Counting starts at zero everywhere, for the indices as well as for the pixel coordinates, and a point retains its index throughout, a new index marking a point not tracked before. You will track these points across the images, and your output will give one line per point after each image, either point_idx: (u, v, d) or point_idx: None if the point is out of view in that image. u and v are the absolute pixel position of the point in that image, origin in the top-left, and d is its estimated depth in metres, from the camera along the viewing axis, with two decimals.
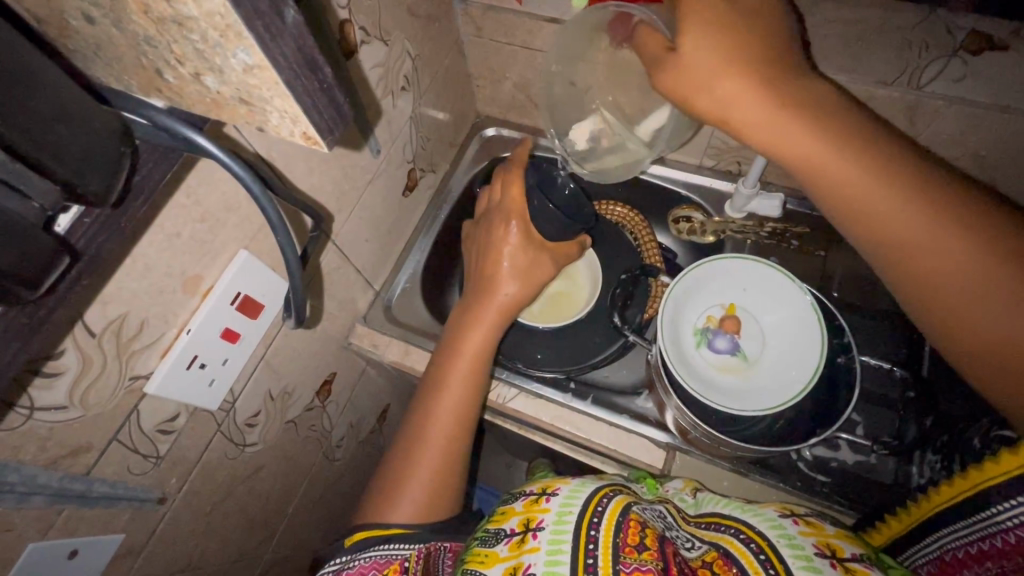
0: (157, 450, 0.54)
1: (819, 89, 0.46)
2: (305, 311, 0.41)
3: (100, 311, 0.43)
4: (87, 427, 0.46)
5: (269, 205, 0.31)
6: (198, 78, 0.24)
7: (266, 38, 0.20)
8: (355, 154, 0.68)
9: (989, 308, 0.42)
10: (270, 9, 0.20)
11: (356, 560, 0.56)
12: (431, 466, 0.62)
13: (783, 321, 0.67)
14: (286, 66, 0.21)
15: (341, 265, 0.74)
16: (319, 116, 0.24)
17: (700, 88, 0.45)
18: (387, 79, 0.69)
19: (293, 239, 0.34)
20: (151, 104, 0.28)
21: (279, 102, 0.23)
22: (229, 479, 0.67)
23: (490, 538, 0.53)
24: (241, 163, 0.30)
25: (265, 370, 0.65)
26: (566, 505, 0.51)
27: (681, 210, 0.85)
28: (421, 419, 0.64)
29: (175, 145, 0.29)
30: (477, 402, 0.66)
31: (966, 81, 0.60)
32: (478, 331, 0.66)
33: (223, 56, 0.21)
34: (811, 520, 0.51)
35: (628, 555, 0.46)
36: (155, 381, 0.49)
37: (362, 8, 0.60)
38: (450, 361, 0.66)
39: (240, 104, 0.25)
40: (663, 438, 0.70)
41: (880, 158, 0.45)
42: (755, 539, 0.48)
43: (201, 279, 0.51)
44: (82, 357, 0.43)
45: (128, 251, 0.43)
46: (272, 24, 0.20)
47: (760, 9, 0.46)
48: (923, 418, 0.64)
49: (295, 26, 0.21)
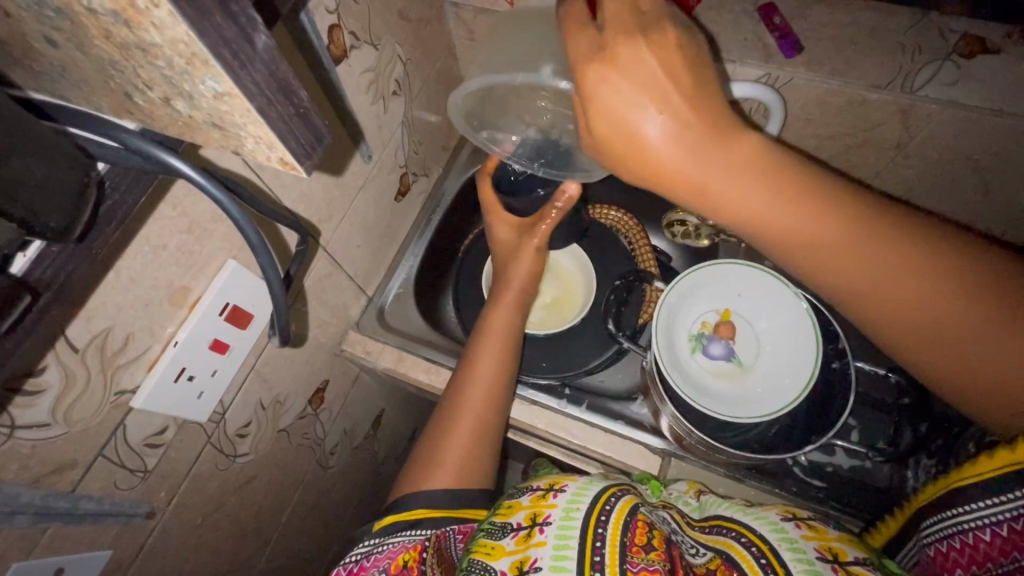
0: (145, 465, 0.53)
1: (757, 138, 0.39)
2: (289, 329, 0.40)
3: (84, 326, 0.42)
4: (71, 443, 0.45)
5: (249, 228, 0.30)
6: (168, 103, 0.23)
7: (235, 66, 0.19)
8: (347, 160, 0.68)
9: (976, 356, 0.40)
10: (239, 35, 0.19)
11: (384, 546, 0.54)
12: (461, 442, 0.61)
13: (780, 327, 0.67)
14: (257, 92, 0.20)
15: (333, 272, 0.74)
16: (296, 142, 0.23)
17: (636, 168, 0.39)
18: (377, 84, 0.68)
19: (275, 259, 0.33)
20: (121, 127, 0.26)
21: (252, 128, 0.22)
22: (221, 489, 0.66)
23: (496, 531, 0.53)
24: (216, 183, 0.28)
25: (255, 380, 0.64)
26: (573, 502, 0.51)
27: (675, 213, 0.86)
28: (433, 449, 0.61)
29: (148, 166, 0.28)
30: (508, 377, 0.67)
31: (960, 84, 0.60)
32: (500, 310, 0.70)
33: (192, 82, 0.20)
34: (814, 523, 0.50)
35: (636, 555, 0.46)
36: (142, 396, 0.48)
37: (350, 12, 0.59)
38: (479, 339, 0.69)
39: (214, 129, 0.24)
40: (657, 444, 0.69)
41: (837, 213, 0.40)
42: (756, 543, 0.48)
43: (188, 290, 0.50)
44: (65, 374, 0.42)
45: (109, 263, 0.42)
46: (241, 50, 0.19)
47: (671, 62, 0.36)
48: (917, 423, 0.64)
49: (266, 52, 0.20)
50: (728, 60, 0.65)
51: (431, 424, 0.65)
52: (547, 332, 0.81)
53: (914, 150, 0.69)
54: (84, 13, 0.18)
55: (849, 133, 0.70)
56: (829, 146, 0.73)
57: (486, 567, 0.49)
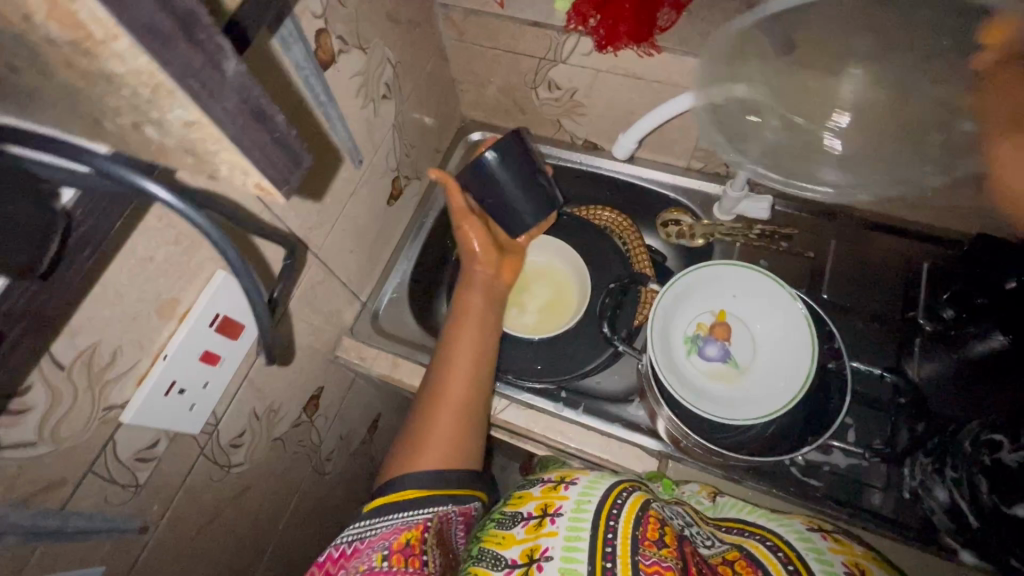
0: (136, 479, 0.52)
1: None
2: (277, 348, 0.37)
3: (69, 342, 0.41)
4: (60, 461, 0.44)
5: (231, 252, 0.28)
6: (138, 128, 0.22)
7: (203, 96, 0.19)
8: (334, 165, 0.66)
9: None
10: (207, 64, 0.19)
11: (379, 527, 0.54)
12: (445, 429, 0.59)
13: (775, 327, 0.67)
14: (230, 120, 0.21)
15: (326, 279, 0.73)
16: (274, 167, 0.24)
17: None
18: (367, 88, 0.68)
19: (259, 282, 0.31)
20: (94, 151, 0.25)
21: (226, 155, 0.22)
22: (215, 501, 0.65)
23: (507, 519, 0.55)
24: (194, 207, 0.27)
25: (249, 390, 0.64)
26: (585, 494, 0.52)
27: (670, 214, 0.86)
28: (415, 440, 0.59)
29: (123, 191, 0.27)
30: (487, 360, 0.66)
31: None
32: (471, 294, 0.71)
33: (162, 110, 0.20)
34: (840, 536, 0.50)
35: (647, 549, 0.46)
36: (132, 409, 0.48)
37: (339, 16, 0.59)
38: (455, 326, 0.68)
39: (188, 154, 0.23)
40: (655, 446, 0.69)
41: None
42: (782, 548, 0.48)
43: (177, 302, 0.49)
44: (51, 392, 0.41)
45: (94, 278, 0.41)
46: (209, 78, 0.19)
47: None
48: (913, 422, 0.65)
49: (237, 77, 0.20)
50: None
51: (409, 423, 0.62)
52: (547, 333, 0.80)
53: None
54: (42, 41, 0.17)
55: None
56: None
57: (495, 552, 0.51)
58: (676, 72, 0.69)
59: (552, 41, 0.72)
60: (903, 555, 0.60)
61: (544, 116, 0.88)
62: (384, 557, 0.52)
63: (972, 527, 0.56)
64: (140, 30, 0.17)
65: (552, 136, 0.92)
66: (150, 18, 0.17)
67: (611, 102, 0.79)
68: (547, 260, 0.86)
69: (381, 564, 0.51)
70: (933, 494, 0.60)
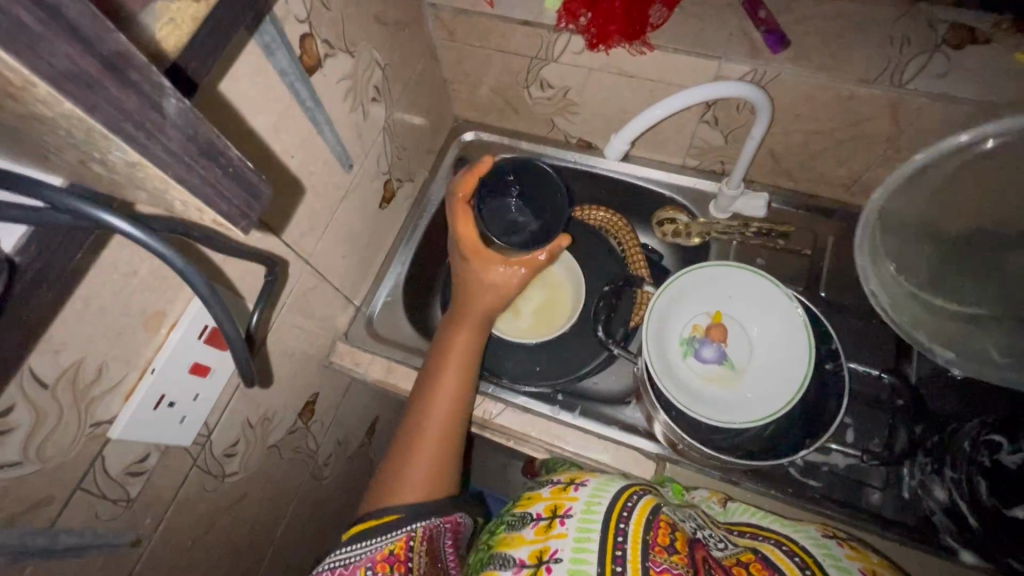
0: (128, 493, 0.52)
1: None
2: (255, 374, 0.38)
3: (51, 361, 0.40)
4: (46, 480, 0.44)
5: (196, 279, 0.28)
6: (93, 156, 0.21)
7: (141, 136, 0.20)
8: (323, 171, 0.65)
9: None
10: (143, 103, 0.19)
11: (360, 548, 0.52)
12: (422, 467, 0.58)
13: (770, 330, 0.67)
14: (174, 158, 0.21)
15: (318, 285, 0.72)
16: (228, 203, 0.24)
17: None
18: (355, 92, 0.67)
19: (230, 308, 0.31)
20: (46, 184, 0.25)
21: (176, 191, 0.23)
22: (210, 510, 0.65)
23: (517, 522, 0.54)
24: (158, 237, 0.27)
25: (241, 400, 0.63)
26: (594, 497, 0.51)
27: (664, 213, 0.85)
28: (392, 476, 0.58)
29: (79, 223, 0.27)
30: (470, 396, 0.64)
31: (951, 77, 0.58)
32: (465, 328, 0.66)
33: (111, 141, 0.19)
34: (856, 545, 0.50)
35: (658, 555, 0.45)
36: (119, 426, 0.47)
37: (324, 20, 0.57)
38: (442, 361, 0.65)
39: (145, 180, 0.23)
40: (651, 449, 0.68)
41: None
42: (799, 553, 0.47)
43: (164, 315, 0.49)
44: (35, 412, 0.41)
45: (75, 296, 0.41)
46: (149, 117, 0.20)
47: None
48: (912, 424, 0.64)
49: (178, 116, 0.21)
50: (713, 56, 0.64)
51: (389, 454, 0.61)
52: (542, 337, 0.80)
53: (906, 145, 0.65)
54: None
55: (837, 127, 0.67)
56: (818, 141, 0.70)
57: (506, 556, 0.50)
58: (668, 71, 0.68)
59: (542, 41, 0.71)
60: (909, 558, 0.59)
61: (537, 116, 0.87)
62: (368, 570, 0.52)
63: (971, 527, 0.57)
64: (60, 75, 0.17)
65: (546, 135, 0.91)
66: (71, 60, 0.17)
67: (604, 101, 0.78)
68: None
69: (366, 574, 0.51)
70: (932, 494, 0.60)
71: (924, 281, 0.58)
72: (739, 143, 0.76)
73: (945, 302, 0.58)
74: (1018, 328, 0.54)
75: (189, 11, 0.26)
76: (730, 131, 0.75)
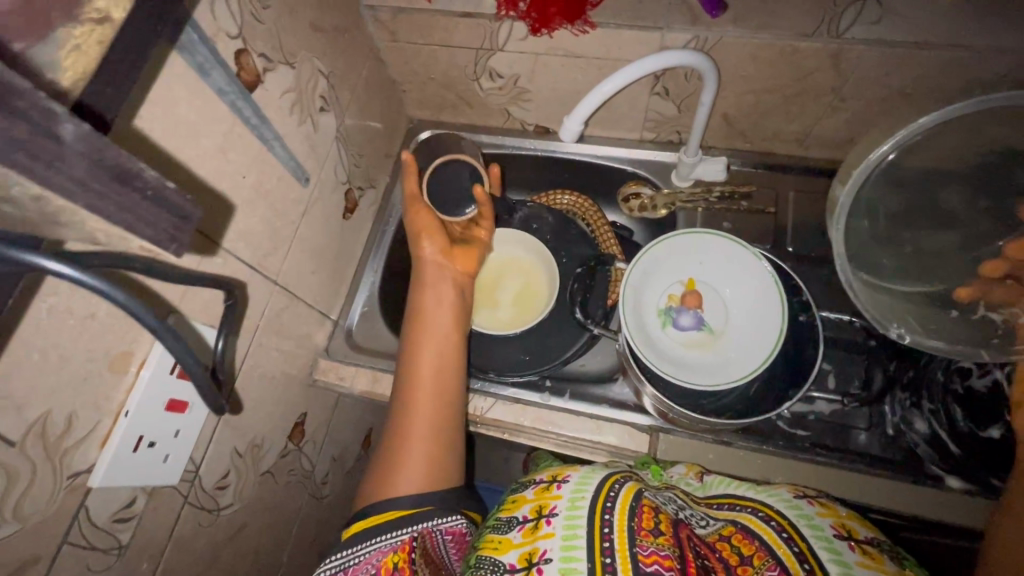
0: (118, 541, 0.51)
1: None
2: (222, 400, 0.37)
3: (16, 417, 0.39)
4: (28, 539, 0.42)
5: (143, 313, 0.28)
6: (9, 198, 0.21)
7: (40, 167, 0.20)
8: (278, 187, 0.64)
9: None
10: (37, 133, 0.20)
11: (359, 553, 0.52)
12: (416, 467, 0.58)
13: (744, 290, 0.68)
14: (80, 188, 0.21)
15: (290, 304, 0.71)
16: (152, 228, 0.24)
17: None
18: (301, 104, 0.65)
19: (187, 343, 0.31)
20: None
21: (91, 222, 0.23)
22: (209, 546, 0.64)
23: (503, 525, 0.53)
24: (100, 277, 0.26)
25: (226, 429, 0.62)
26: (577, 491, 0.51)
27: (630, 187, 0.84)
28: (386, 482, 0.57)
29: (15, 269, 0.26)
30: (452, 383, 0.64)
31: (884, 22, 0.59)
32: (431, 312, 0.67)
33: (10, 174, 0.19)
34: (824, 500, 0.51)
35: (644, 539, 0.46)
36: (99, 474, 0.46)
37: (258, 33, 0.56)
38: (414, 349, 0.65)
39: (65, 215, 0.22)
40: (643, 421, 0.69)
41: None
42: (774, 516, 0.49)
43: (131, 355, 0.47)
44: (7, 472, 0.39)
45: (32, 346, 0.39)
46: (46, 147, 0.20)
47: None
48: (886, 362, 0.66)
49: (77, 141, 0.21)
50: (654, 27, 0.64)
51: (376, 463, 0.60)
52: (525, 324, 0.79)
53: (850, 93, 0.66)
54: None
55: (784, 84, 0.68)
56: (768, 100, 0.71)
57: (494, 560, 0.49)
58: (614, 47, 0.68)
59: (485, 31, 0.71)
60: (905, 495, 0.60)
61: (491, 108, 0.86)
62: None
63: (953, 453, 0.61)
64: None
65: (502, 126, 0.91)
66: None
67: (554, 84, 0.78)
68: (519, 245, 0.84)
69: None
70: (913, 427, 0.63)
71: (857, 253, 0.57)
72: (692, 111, 0.77)
73: (876, 273, 0.58)
74: (930, 303, 0.57)
75: (96, 38, 0.25)
76: (682, 102, 0.76)
